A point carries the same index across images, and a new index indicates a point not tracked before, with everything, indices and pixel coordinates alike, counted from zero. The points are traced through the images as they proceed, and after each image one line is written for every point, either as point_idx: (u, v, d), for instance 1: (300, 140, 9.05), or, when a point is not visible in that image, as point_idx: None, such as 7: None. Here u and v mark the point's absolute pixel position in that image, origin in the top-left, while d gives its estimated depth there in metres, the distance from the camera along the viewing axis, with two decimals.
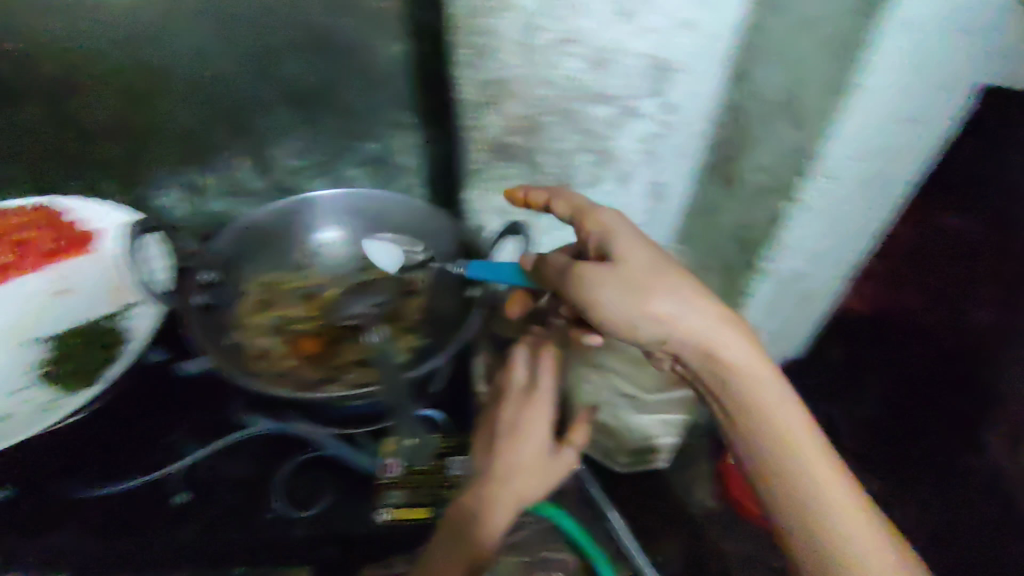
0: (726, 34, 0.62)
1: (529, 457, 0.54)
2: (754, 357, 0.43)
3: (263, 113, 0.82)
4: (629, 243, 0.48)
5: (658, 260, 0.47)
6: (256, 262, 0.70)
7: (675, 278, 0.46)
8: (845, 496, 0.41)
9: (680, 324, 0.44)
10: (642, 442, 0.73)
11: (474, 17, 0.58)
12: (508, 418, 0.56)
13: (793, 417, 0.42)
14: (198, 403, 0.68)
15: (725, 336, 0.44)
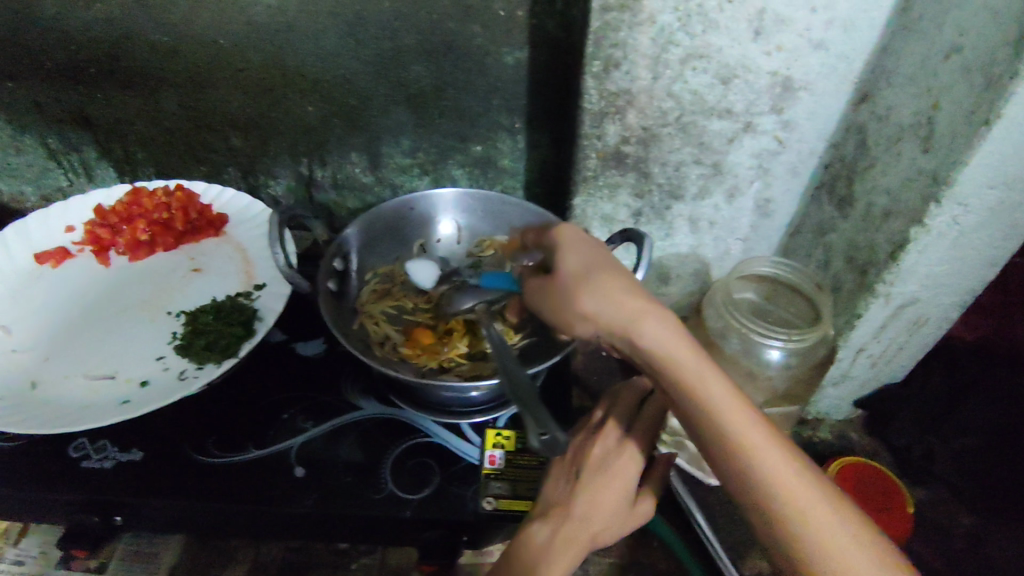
0: (857, 56, 0.63)
1: (608, 508, 0.51)
2: (693, 361, 0.46)
3: (380, 113, 0.86)
4: (580, 251, 0.53)
5: (584, 265, 0.52)
6: (376, 252, 0.73)
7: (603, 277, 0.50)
8: (803, 492, 0.43)
9: (602, 320, 0.49)
10: None
11: (613, 30, 0.61)
12: (599, 457, 0.53)
13: (746, 425, 0.45)
14: (315, 384, 0.72)
15: (648, 332, 0.47)
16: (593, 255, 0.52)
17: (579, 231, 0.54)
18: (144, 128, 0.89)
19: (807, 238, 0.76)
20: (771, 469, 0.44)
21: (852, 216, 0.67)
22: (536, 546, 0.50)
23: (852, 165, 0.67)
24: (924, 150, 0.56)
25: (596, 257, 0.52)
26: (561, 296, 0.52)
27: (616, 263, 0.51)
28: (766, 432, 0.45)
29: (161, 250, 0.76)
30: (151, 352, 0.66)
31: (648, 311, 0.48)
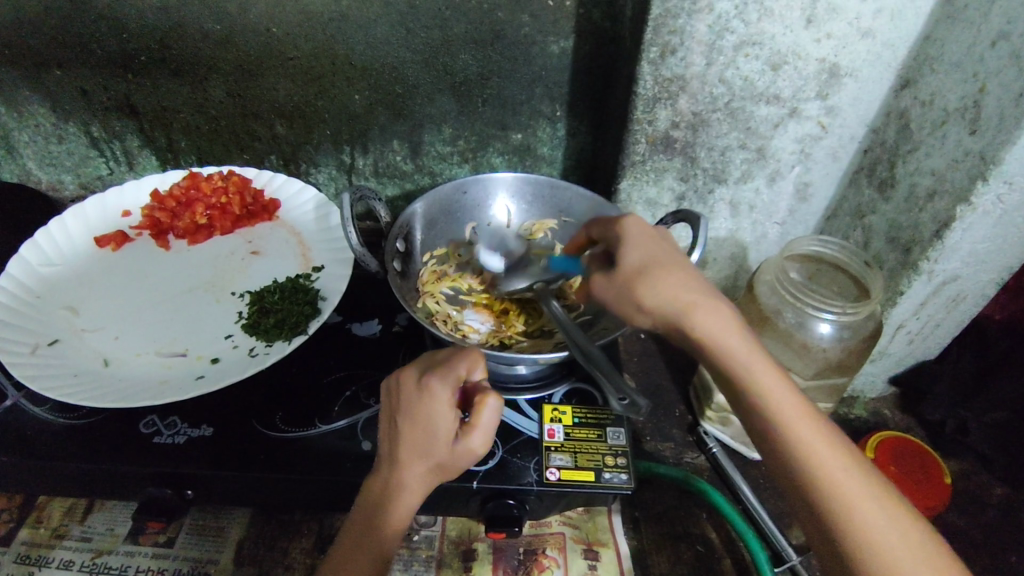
0: (900, 45, 0.66)
1: (424, 449, 0.52)
2: (752, 353, 0.50)
3: (424, 102, 0.88)
4: (644, 245, 0.55)
5: (647, 259, 0.55)
6: (434, 235, 0.75)
7: (663, 267, 0.53)
8: (845, 482, 0.46)
9: (662, 311, 0.52)
10: None
11: (672, 17, 0.63)
12: (407, 405, 0.53)
13: (798, 416, 0.48)
14: (373, 363, 0.73)
15: (702, 325, 0.51)
16: (657, 251, 0.55)
17: (641, 224, 0.57)
18: (189, 116, 0.91)
19: (845, 221, 0.78)
20: (820, 458, 0.47)
21: (894, 197, 0.70)
22: (373, 498, 0.53)
23: (893, 148, 0.70)
24: (971, 132, 0.59)
25: (659, 253, 0.55)
26: (622, 287, 0.55)
27: (680, 260, 0.54)
28: (814, 426, 0.48)
29: (218, 234, 0.77)
30: (219, 331, 0.67)
31: (708, 305, 0.52)
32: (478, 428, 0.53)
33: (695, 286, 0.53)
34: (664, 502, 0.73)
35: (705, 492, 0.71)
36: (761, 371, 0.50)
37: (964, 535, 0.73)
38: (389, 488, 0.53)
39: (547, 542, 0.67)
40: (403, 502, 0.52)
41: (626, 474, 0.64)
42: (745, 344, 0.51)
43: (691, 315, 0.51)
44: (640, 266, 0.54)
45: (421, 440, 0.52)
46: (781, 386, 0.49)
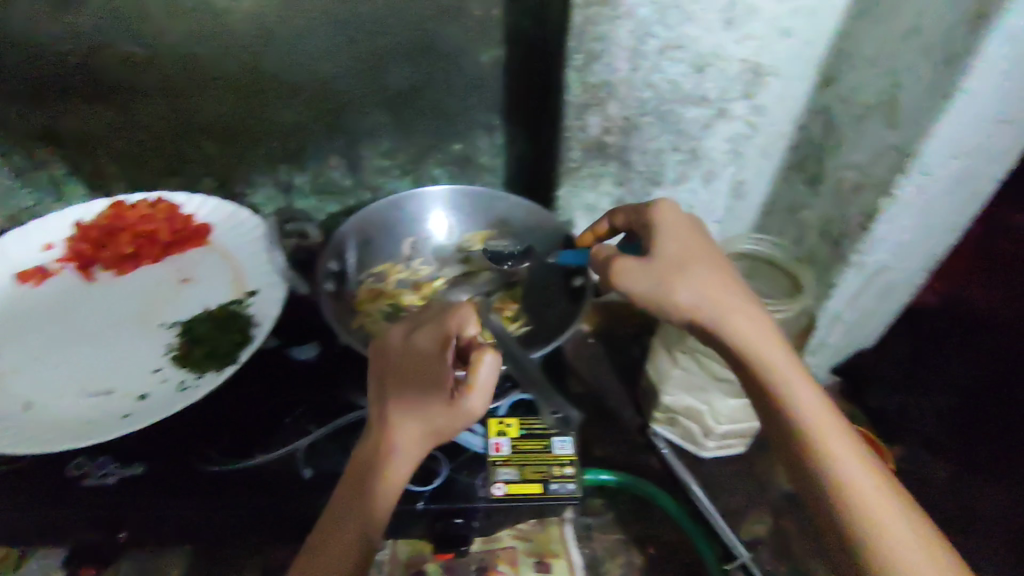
0: (821, 43, 0.67)
1: (416, 403, 0.51)
2: (786, 360, 0.52)
3: (359, 116, 0.86)
4: (684, 243, 0.57)
5: (685, 259, 0.56)
6: (368, 254, 0.73)
7: (700, 269, 0.55)
8: (873, 498, 0.46)
9: (698, 309, 0.54)
10: (733, 426, 0.73)
11: (594, 24, 0.63)
12: (397, 366, 0.54)
13: (827, 425, 0.49)
14: (314, 386, 0.71)
15: (739, 330, 0.52)
16: (692, 251, 0.57)
17: (678, 220, 0.59)
18: (115, 141, 0.88)
19: (780, 217, 0.80)
20: (847, 468, 0.47)
21: (823, 192, 0.71)
22: (365, 462, 0.52)
23: (821, 144, 0.71)
24: (890, 126, 0.60)
25: (696, 251, 0.56)
26: (656, 278, 0.55)
27: (718, 263, 0.56)
28: (847, 438, 0.49)
29: (147, 263, 0.75)
30: (149, 365, 0.65)
31: (747, 312, 0.53)
32: (475, 387, 0.50)
33: (731, 288, 0.55)
34: (617, 508, 0.72)
35: (642, 486, 0.72)
36: (799, 382, 0.51)
37: None
38: (383, 451, 0.51)
39: (498, 557, 0.67)
40: (391, 479, 0.50)
41: (573, 484, 0.64)
42: (786, 356, 0.52)
43: (722, 312, 0.53)
44: (675, 259, 0.56)
45: (414, 398, 0.52)
46: (820, 400, 0.50)
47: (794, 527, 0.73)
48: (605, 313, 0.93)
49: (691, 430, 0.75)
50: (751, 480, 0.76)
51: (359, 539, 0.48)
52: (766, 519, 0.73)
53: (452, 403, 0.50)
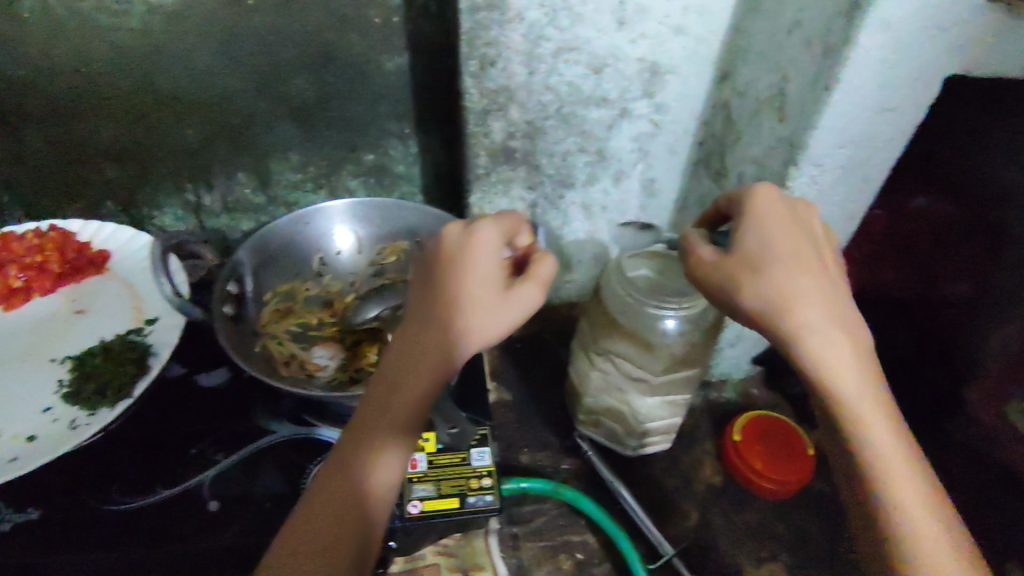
0: (713, 39, 0.67)
1: (464, 298, 0.45)
2: (865, 386, 0.44)
3: (265, 130, 0.84)
4: (776, 231, 0.48)
5: (768, 251, 0.47)
6: (275, 272, 0.71)
7: (787, 265, 0.47)
8: (938, 553, 0.40)
9: (767, 314, 0.46)
10: (653, 424, 0.73)
11: (484, 29, 0.62)
12: (444, 257, 0.47)
13: (900, 466, 0.42)
14: (222, 415, 0.69)
15: (817, 344, 0.45)
16: (785, 244, 0.47)
17: (773, 202, 0.49)
18: (4, 169, 0.83)
19: (691, 212, 0.80)
20: (916, 517, 0.41)
21: (728, 186, 0.72)
22: (374, 408, 0.45)
23: (722, 139, 0.72)
24: (780, 119, 0.61)
25: (784, 244, 0.47)
26: (732, 273, 0.47)
27: (812, 259, 0.47)
28: (923, 481, 0.42)
29: (38, 296, 0.71)
30: (38, 405, 0.62)
31: (830, 323, 0.46)
32: (533, 279, 0.47)
33: (821, 291, 0.46)
34: (545, 514, 0.72)
35: (559, 494, 0.71)
36: (873, 411, 0.44)
37: (831, 502, 0.75)
38: (402, 384, 0.45)
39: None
40: (405, 411, 0.44)
41: (491, 495, 0.63)
42: (866, 379, 0.45)
43: (799, 325, 0.45)
44: (761, 251, 0.47)
45: (462, 295, 0.45)
46: (896, 434, 0.43)
47: (721, 521, 0.73)
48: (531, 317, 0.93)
49: (614, 430, 0.76)
50: (675, 475, 0.77)
51: (349, 519, 0.42)
52: (692, 514, 0.73)
53: (506, 298, 0.46)
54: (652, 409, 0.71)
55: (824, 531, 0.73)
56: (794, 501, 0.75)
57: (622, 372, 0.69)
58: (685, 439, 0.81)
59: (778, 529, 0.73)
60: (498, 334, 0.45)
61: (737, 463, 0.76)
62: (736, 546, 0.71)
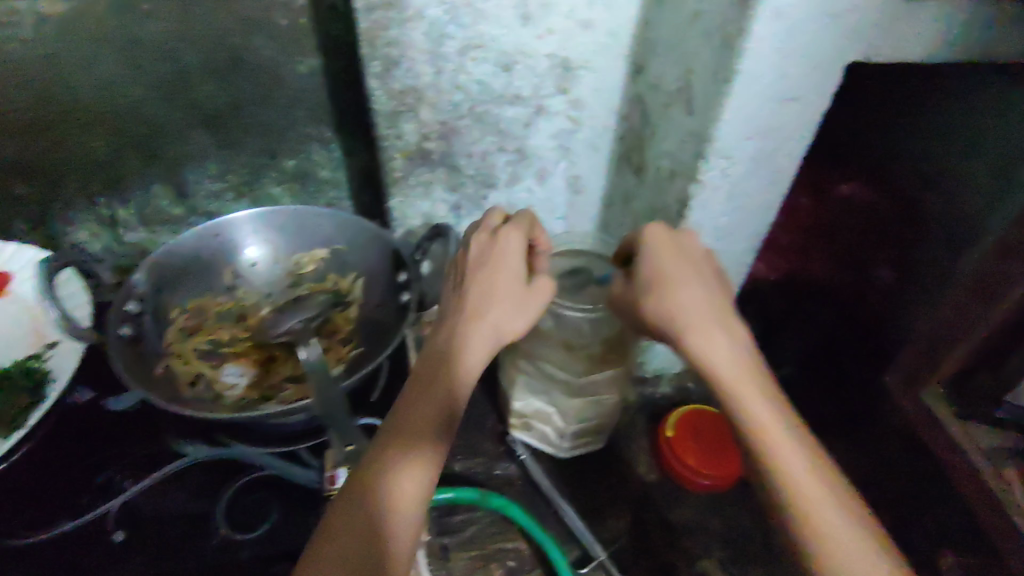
0: (624, 33, 0.66)
1: (499, 289, 0.52)
2: (745, 376, 0.47)
3: (178, 139, 0.81)
4: (666, 251, 0.53)
5: (656, 261, 0.52)
6: (183, 289, 0.68)
7: (672, 269, 0.51)
8: (815, 508, 0.41)
9: (658, 317, 0.50)
10: (580, 425, 0.72)
11: (383, 29, 0.60)
12: (477, 256, 0.54)
13: (791, 455, 0.43)
14: (133, 440, 0.67)
15: (695, 335, 0.49)
16: (676, 262, 0.52)
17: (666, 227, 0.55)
18: None
19: (617, 208, 0.80)
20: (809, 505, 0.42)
21: (647, 182, 0.71)
22: (412, 399, 0.48)
23: (640, 133, 0.71)
24: (688, 112, 0.60)
25: (672, 262, 0.52)
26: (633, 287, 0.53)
27: (697, 267, 0.52)
28: (802, 446, 0.44)
29: None
30: None
31: (709, 318, 0.49)
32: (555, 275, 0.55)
33: (707, 301, 0.50)
34: (476, 522, 0.71)
35: (484, 501, 0.69)
36: (748, 389, 0.46)
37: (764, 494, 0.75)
38: (439, 373, 0.49)
39: None
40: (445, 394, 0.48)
41: None
42: (740, 361, 0.48)
43: (685, 332, 0.49)
44: (652, 262, 0.52)
45: (494, 288, 0.52)
46: (772, 407, 0.46)
47: (656, 519, 0.72)
48: None
49: (545, 432, 0.75)
50: (609, 474, 0.76)
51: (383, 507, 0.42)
52: (626, 514, 0.73)
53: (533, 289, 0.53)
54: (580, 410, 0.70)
55: (756, 523, 0.72)
56: (727, 495, 0.75)
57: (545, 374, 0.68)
58: (620, 437, 0.81)
59: (711, 524, 0.72)
60: (530, 320, 0.53)
61: (670, 459, 0.75)
62: (670, 545, 0.70)
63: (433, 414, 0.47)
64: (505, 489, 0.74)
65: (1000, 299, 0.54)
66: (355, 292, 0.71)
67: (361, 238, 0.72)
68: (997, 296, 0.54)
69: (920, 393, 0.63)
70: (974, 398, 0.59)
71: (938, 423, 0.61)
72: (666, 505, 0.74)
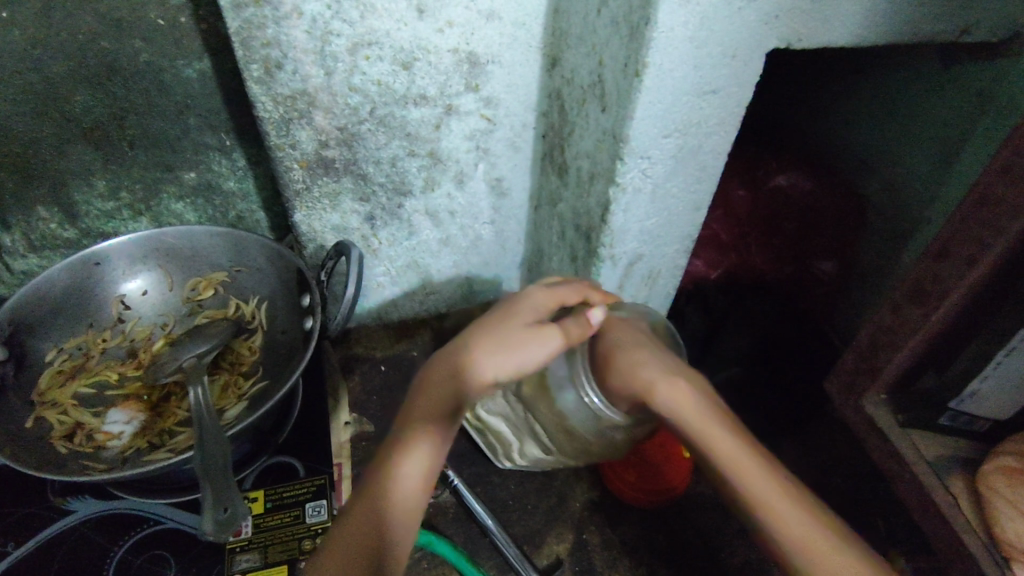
0: (532, 23, 0.60)
1: (499, 330, 0.46)
2: (728, 441, 0.44)
3: (57, 156, 0.71)
4: (622, 331, 0.50)
5: (608, 337, 0.49)
6: (59, 328, 0.63)
7: (624, 341, 0.49)
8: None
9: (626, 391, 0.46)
10: (533, 462, 0.66)
11: (257, 27, 0.53)
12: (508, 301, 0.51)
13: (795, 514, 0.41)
14: (13, 498, 0.60)
15: (667, 402, 0.45)
16: (631, 338, 0.49)
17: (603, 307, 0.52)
18: None
19: (544, 210, 0.74)
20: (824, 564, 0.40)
21: (570, 183, 0.66)
22: (398, 425, 0.47)
23: (560, 131, 0.65)
24: (603, 109, 0.55)
25: (628, 338, 0.49)
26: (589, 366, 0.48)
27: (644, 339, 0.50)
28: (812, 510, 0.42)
29: None
30: None
31: (674, 379, 0.46)
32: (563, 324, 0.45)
33: (674, 368, 0.47)
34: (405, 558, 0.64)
35: None
36: (737, 454, 0.44)
37: (711, 504, 0.72)
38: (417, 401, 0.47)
39: None
40: (421, 417, 0.46)
41: None
42: (718, 422, 0.45)
43: (658, 393, 0.45)
44: (604, 339, 0.49)
45: (493, 328, 0.46)
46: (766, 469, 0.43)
47: (596, 540, 0.68)
48: (396, 333, 0.85)
49: (497, 447, 0.69)
50: (550, 495, 0.72)
51: (362, 525, 0.43)
52: (568, 535, 0.68)
53: (531, 329, 0.45)
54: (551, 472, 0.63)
55: (704, 536, 0.69)
56: (673, 509, 0.71)
57: (535, 431, 0.60)
58: None
59: (656, 540, 0.68)
60: (503, 366, 0.44)
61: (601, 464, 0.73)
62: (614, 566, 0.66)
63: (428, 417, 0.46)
64: (434, 520, 0.68)
65: (933, 302, 0.50)
66: (258, 318, 0.67)
67: (262, 259, 0.67)
68: (933, 300, 0.50)
69: (861, 401, 0.59)
70: (920, 404, 0.57)
71: (884, 435, 0.57)
72: (610, 522, 0.69)
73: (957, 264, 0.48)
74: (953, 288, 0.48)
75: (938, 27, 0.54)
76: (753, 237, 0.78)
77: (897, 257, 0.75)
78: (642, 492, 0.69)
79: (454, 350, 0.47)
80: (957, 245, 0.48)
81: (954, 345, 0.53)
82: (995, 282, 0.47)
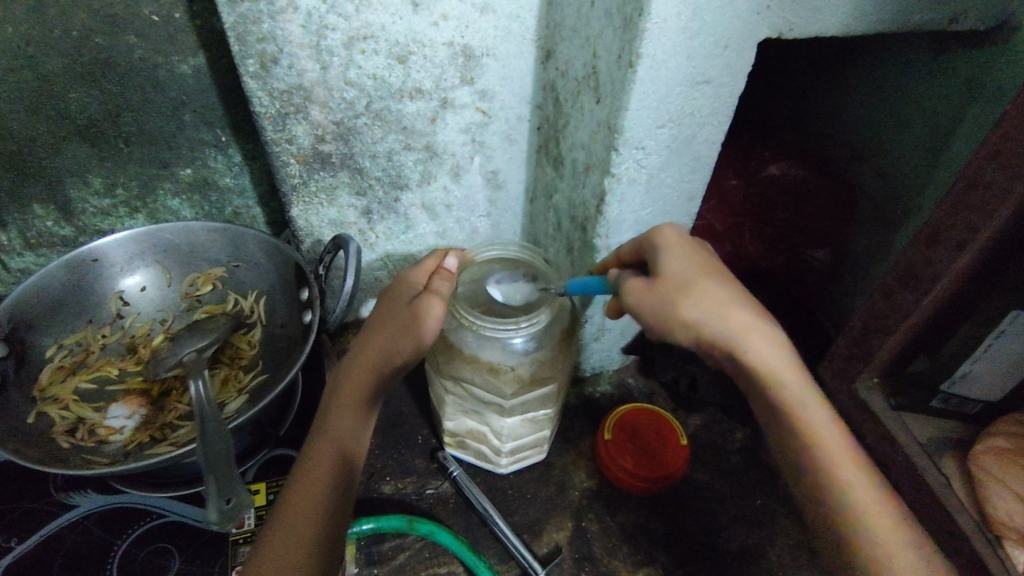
0: (527, 15, 0.61)
1: (383, 316, 0.51)
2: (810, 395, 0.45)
3: (52, 152, 0.71)
4: (696, 265, 0.48)
5: (690, 273, 0.48)
6: (56, 325, 0.63)
7: (718, 283, 0.47)
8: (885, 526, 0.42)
9: (709, 330, 0.46)
10: (511, 442, 0.68)
11: (253, 22, 0.53)
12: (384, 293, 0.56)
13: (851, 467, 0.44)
14: (15, 493, 0.61)
15: (759, 351, 0.45)
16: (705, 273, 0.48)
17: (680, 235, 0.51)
18: None
19: (540, 201, 0.75)
20: (869, 513, 0.43)
21: (565, 175, 0.66)
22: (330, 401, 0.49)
23: (555, 123, 0.66)
24: (598, 100, 0.55)
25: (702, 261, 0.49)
26: (657, 298, 0.48)
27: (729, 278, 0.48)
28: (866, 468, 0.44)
29: None
30: None
31: (764, 328, 0.46)
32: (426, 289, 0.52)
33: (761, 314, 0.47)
34: (407, 548, 0.65)
35: (411, 528, 0.65)
36: (814, 407, 0.45)
37: (708, 489, 0.73)
38: (345, 377, 0.49)
39: None
40: (348, 390, 0.49)
41: None
42: (799, 376, 0.46)
43: (748, 340, 0.45)
44: (679, 275, 0.48)
45: (377, 317, 0.52)
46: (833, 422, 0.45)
47: (595, 528, 0.69)
48: None
49: (479, 446, 0.71)
50: (549, 484, 0.73)
51: (306, 482, 0.45)
52: (569, 523, 0.69)
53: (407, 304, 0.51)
54: (512, 431, 0.66)
55: (703, 522, 0.69)
56: (669, 497, 0.71)
57: (480, 401, 0.63)
58: (561, 442, 0.77)
59: (655, 526, 0.69)
60: (403, 337, 0.49)
61: (597, 447, 0.73)
62: (613, 551, 0.67)
63: (360, 388, 0.49)
64: (435, 510, 0.69)
65: (924, 286, 0.51)
66: (257, 312, 0.68)
67: (261, 253, 0.67)
68: (923, 285, 0.51)
69: (853, 385, 0.60)
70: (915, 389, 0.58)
71: (876, 419, 0.58)
72: (608, 509, 0.70)
73: (946, 250, 0.49)
74: (943, 273, 0.49)
75: (925, 15, 0.55)
76: (748, 226, 0.78)
77: (889, 245, 0.76)
78: (640, 480, 0.69)
79: (355, 356, 0.50)
80: (947, 231, 0.49)
81: (944, 329, 0.54)
82: (983, 265, 0.48)
